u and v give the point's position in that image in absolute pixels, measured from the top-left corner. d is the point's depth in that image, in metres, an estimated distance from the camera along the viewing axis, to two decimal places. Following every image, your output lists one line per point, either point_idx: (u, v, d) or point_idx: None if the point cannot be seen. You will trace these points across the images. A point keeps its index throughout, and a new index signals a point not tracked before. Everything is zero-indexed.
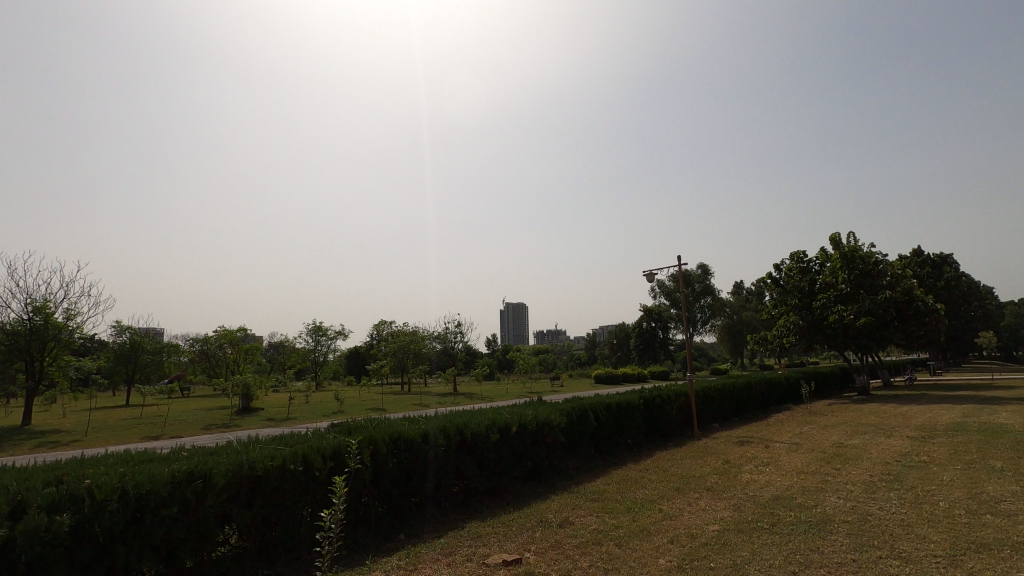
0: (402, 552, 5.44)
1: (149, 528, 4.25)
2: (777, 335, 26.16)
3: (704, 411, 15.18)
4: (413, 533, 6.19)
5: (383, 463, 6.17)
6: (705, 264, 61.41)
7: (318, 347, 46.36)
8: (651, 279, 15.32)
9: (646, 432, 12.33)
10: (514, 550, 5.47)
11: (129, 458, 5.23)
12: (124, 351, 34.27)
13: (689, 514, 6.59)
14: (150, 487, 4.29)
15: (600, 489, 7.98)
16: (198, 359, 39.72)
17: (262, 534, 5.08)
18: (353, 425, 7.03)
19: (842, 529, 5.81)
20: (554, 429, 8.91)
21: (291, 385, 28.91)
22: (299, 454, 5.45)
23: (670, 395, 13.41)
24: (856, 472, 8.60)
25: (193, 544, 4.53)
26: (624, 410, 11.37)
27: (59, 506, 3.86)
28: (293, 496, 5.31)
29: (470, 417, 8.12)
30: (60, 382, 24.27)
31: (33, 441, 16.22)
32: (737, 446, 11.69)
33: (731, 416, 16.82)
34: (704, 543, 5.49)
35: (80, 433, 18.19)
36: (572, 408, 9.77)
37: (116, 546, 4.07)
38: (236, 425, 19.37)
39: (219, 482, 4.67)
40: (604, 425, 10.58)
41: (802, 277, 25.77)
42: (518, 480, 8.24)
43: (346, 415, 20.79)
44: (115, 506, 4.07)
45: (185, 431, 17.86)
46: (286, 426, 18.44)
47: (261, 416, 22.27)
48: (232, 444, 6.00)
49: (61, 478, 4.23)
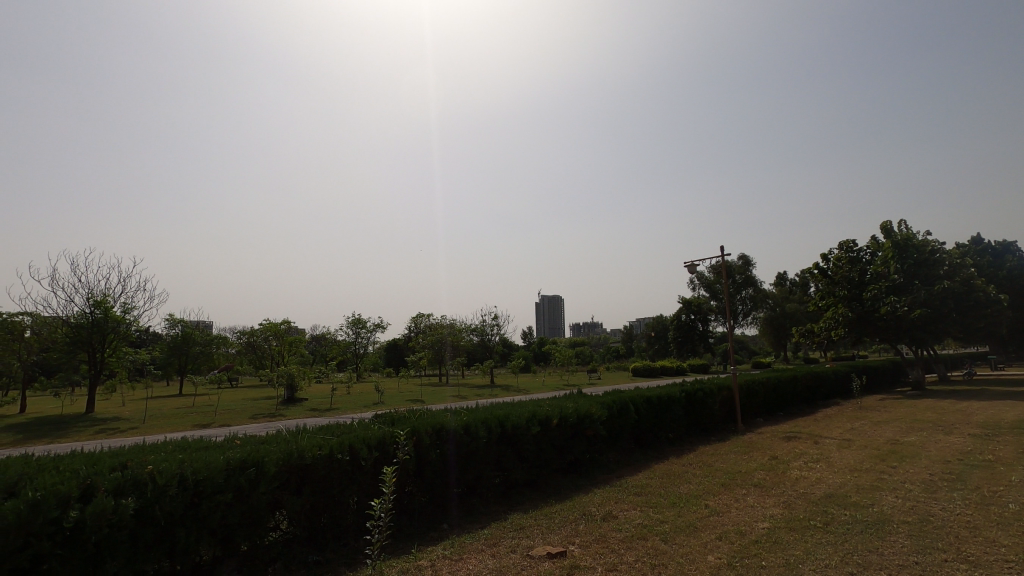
0: (447, 542, 5.49)
1: (207, 512, 4.41)
2: (825, 328, 25.19)
3: (747, 405, 14.79)
4: (455, 523, 6.24)
5: (427, 454, 6.24)
6: (745, 253, 58.76)
7: (358, 339, 47.31)
8: (691, 272, 15.01)
9: (688, 426, 12.09)
10: (558, 542, 5.45)
11: (187, 446, 5.45)
12: (177, 343, 35.88)
13: (737, 510, 6.42)
14: (206, 473, 4.45)
15: (643, 483, 7.88)
16: (246, 351, 41.19)
17: (312, 521, 5.22)
18: (397, 416, 7.12)
19: (902, 530, 5.55)
20: (594, 422, 8.81)
21: (333, 376, 29.60)
22: (346, 444, 5.54)
23: (713, 388, 13.11)
24: (914, 470, 8.24)
25: (246, 529, 4.67)
26: (665, 403, 11.18)
27: (123, 491, 4.03)
28: (339, 485, 5.40)
29: (512, 409, 8.16)
30: (118, 372, 25.47)
31: (96, 428, 17.21)
32: (784, 441, 11.35)
33: (776, 410, 16.34)
34: (753, 541, 5.36)
35: (137, 420, 19.08)
36: (613, 402, 9.64)
37: (175, 529, 4.23)
38: (281, 415, 19.98)
39: (270, 469, 4.81)
40: (645, 418, 10.42)
41: (851, 267, 24.61)
42: (558, 473, 8.23)
43: (385, 406, 21.14)
44: (175, 491, 4.23)
45: (234, 420, 18.56)
46: (329, 416, 18.94)
47: (305, 406, 22.93)
48: (282, 433, 6.17)
49: (125, 463, 4.43)
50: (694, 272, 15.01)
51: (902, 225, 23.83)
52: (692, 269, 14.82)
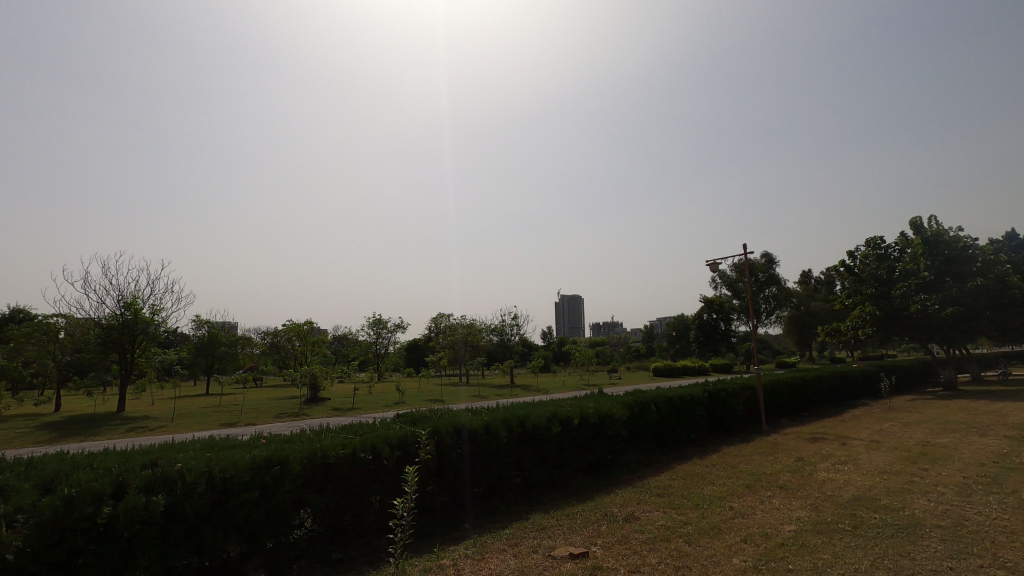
0: (469, 542, 5.51)
1: (233, 510, 4.48)
2: (852, 327, 24.65)
3: (771, 405, 14.55)
4: (476, 523, 6.25)
5: (448, 453, 6.27)
6: (768, 251, 57.75)
7: (379, 340, 47.73)
8: (713, 270, 14.82)
9: (711, 427, 11.94)
10: (580, 543, 5.42)
11: (214, 444, 5.55)
12: (203, 344, 36.67)
13: (762, 512, 6.32)
14: (233, 471, 4.53)
15: (665, 484, 7.80)
16: (270, 351, 41.88)
17: (335, 519, 5.28)
18: (418, 416, 7.15)
19: (935, 535, 5.40)
20: (615, 422, 8.75)
21: (355, 376, 29.92)
22: (368, 443, 5.59)
23: (736, 388, 12.93)
24: (947, 472, 8.01)
25: (271, 527, 4.75)
26: (687, 404, 11.05)
27: (154, 487, 4.13)
28: (362, 484, 5.45)
29: (532, 408, 8.16)
30: (148, 372, 26.10)
31: (126, 426, 17.70)
32: (810, 442, 11.15)
33: (801, 410, 16.05)
34: (780, 543, 5.27)
35: (166, 419, 19.55)
36: (634, 402, 9.56)
37: (203, 526, 4.31)
38: (305, 414, 20.28)
39: (295, 468, 4.88)
40: (667, 418, 10.32)
41: (878, 265, 24.06)
42: (579, 473, 8.19)
43: (406, 406, 21.31)
44: (202, 489, 4.31)
45: (259, 419, 18.88)
46: (350, 416, 19.19)
47: (328, 406, 23.22)
48: (305, 432, 6.25)
49: (155, 461, 4.54)
50: (716, 270, 14.85)
51: (932, 221, 23.22)
52: (714, 268, 14.65)
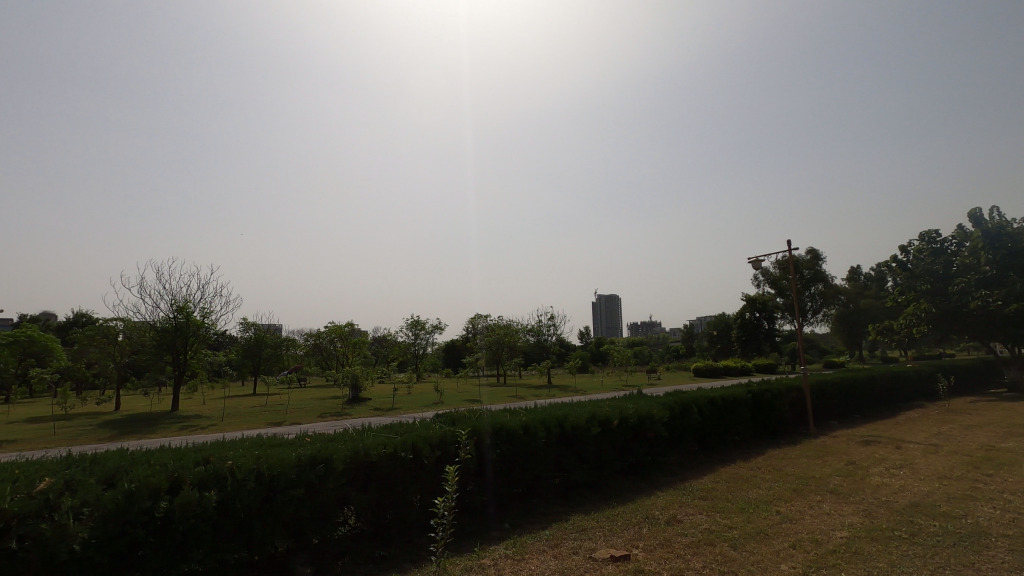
0: (508, 542, 5.52)
1: (280, 506, 4.61)
2: (905, 325, 23.53)
3: (819, 407, 14.05)
4: (517, 523, 6.24)
5: (487, 453, 6.30)
6: (813, 247, 55.84)
7: (417, 341, 48.38)
8: (755, 267, 14.42)
9: (755, 428, 11.61)
10: (621, 546, 5.35)
11: (262, 442, 5.74)
12: (250, 346, 37.97)
13: (811, 517, 6.10)
14: (280, 468, 4.67)
15: (708, 486, 7.63)
16: (313, 352, 43.00)
17: (377, 517, 5.37)
18: (457, 416, 7.22)
19: (1002, 545, 5.08)
20: (655, 423, 8.60)
21: (395, 376, 30.40)
22: (409, 442, 5.67)
23: (781, 389, 12.53)
24: (1013, 479, 7.54)
25: (316, 523, 4.87)
26: (730, 405, 10.77)
27: (206, 484, 4.30)
28: (402, 483, 5.54)
29: (570, 409, 8.13)
30: (199, 373, 27.18)
31: (180, 424, 18.50)
32: (861, 446, 10.71)
33: (851, 412, 15.43)
34: (831, 550, 5.07)
35: (217, 418, 20.29)
36: (674, 403, 9.40)
37: (253, 523, 4.46)
38: (346, 414, 20.72)
39: (339, 466, 4.98)
40: (709, 419, 10.09)
41: (934, 259, 22.92)
42: (619, 475, 8.09)
43: (444, 407, 21.52)
44: (251, 485, 4.46)
45: (303, 418, 19.40)
46: (390, 416, 19.51)
47: (368, 406, 23.64)
48: (348, 431, 6.39)
49: (207, 458, 4.73)
50: (759, 267, 14.47)
51: (993, 212, 21.99)
52: (756, 265, 14.25)
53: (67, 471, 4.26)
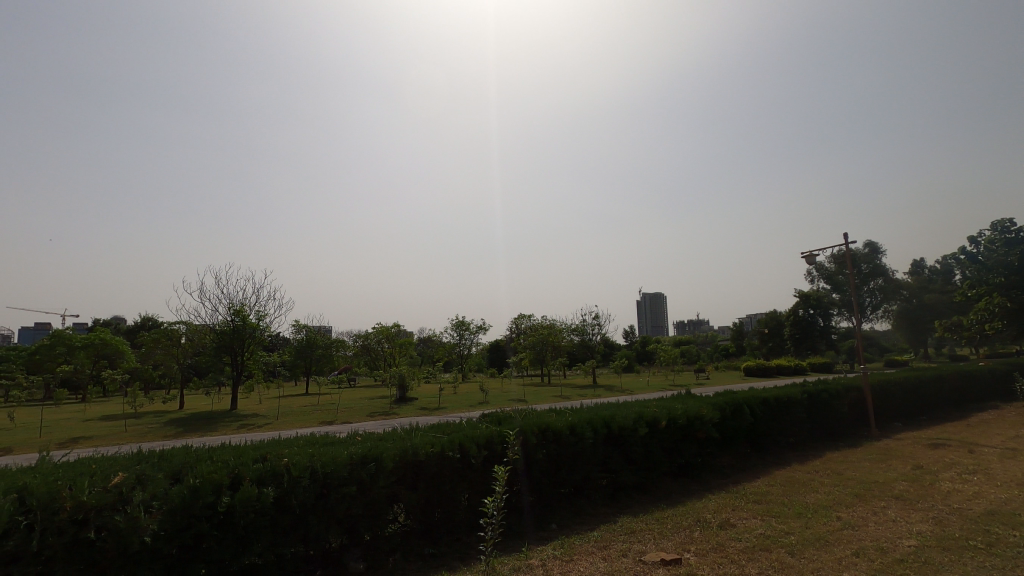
0: (556, 543, 5.49)
1: (334, 503, 4.74)
2: (976, 321, 22.07)
3: (881, 408, 13.36)
4: (565, 524, 6.21)
5: (534, 453, 6.29)
6: (871, 239, 53.14)
7: (462, 341, 48.92)
8: (808, 262, 13.89)
9: (812, 429, 11.15)
10: (672, 549, 5.24)
11: (316, 441, 5.93)
12: (303, 347, 39.33)
13: (875, 524, 5.81)
14: (333, 466, 4.78)
15: (762, 490, 7.37)
16: (361, 353, 44.09)
17: (426, 515, 5.44)
18: (503, 416, 7.24)
19: None
20: (705, 424, 8.38)
21: (441, 376, 30.80)
22: (456, 441, 5.73)
23: (839, 389, 11.99)
24: None
25: (367, 520, 4.99)
26: (784, 406, 10.38)
27: (264, 480, 4.47)
28: (451, 481, 5.59)
29: (617, 409, 8.03)
30: (255, 373, 28.31)
31: (239, 422, 19.39)
32: (930, 449, 10.11)
33: (917, 413, 14.60)
34: (899, 560, 4.81)
35: (273, 417, 21.06)
36: (725, 403, 9.13)
37: (309, 518, 4.61)
38: (395, 413, 21.15)
39: (388, 465, 5.08)
40: (762, 420, 9.75)
41: (1008, 250, 21.37)
42: (668, 477, 7.93)
43: (490, 407, 21.64)
44: (306, 482, 4.61)
45: (354, 417, 19.91)
46: (437, 415, 19.82)
47: (415, 406, 24.03)
48: (397, 431, 6.51)
49: (265, 455, 4.91)
50: (813, 263, 13.93)
51: None
52: (810, 260, 13.70)
53: (138, 466, 4.51)
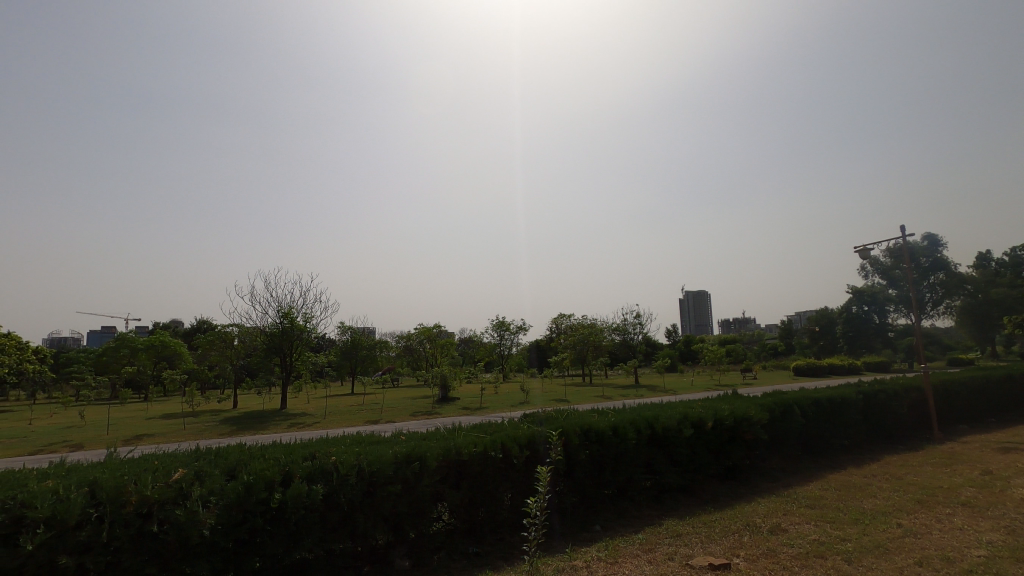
0: (600, 544, 5.44)
1: (380, 501, 4.84)
2: None
3: (945, 409, 12.64)
4: (609, 525, 6.14)
5: (576, 454, 6.25)
6: (931, 232, 50.64)
7: (503, 341, 49.06)
8: (863, 256, 13.31)
9: (868, 431, 10.65)
10: (720, 554, 5.10)
11: (361, 440, 6.06)
12: (348, 348, 40.34)
13: (940, 533, 5.49)
14: (379, 465, 4.87)
15: (815, 494, 7.10)
16: (404, 354, 44.84)
17: (469, 514, 5.49)
18: (545, 416, 7.20)
19: None
20: (754, 425, 8.13)
21: (483, 376, 30.99)
22: (498, 442, 5.75)
23: (897, 390, 11.43)
24: None
25: (412, 518, 5.07)
26: (838, 407, 9.95)
27: (314, 478, 4.59)
28: (493, 481, 5.62)
29: (661, 409, 7.89)
30: (303, 373, 29.18)
31: (289, 421, 20.03)
32: (1000, 453, 9.50)
33: (984, 415, 13.76)
34: (966, 571, 4.54)
35: (320, 416, 21.70)
36: (774, 404, 8.84)
37: (356, 515, 4.72)
38: (438, 412, 21.41)
39: (432, 464, 5.15)
40: (814, 422, 9.39)
41: None
42: (714, 479, 7.73)
43: (531, 407, 21.63)
44: (354, 480, 4.71)
45: (398, 417, 20.27)
46: (479, 415, 20.00)
47: (458, 405, 24.31)
48: (440, 430, 6.57)
49: (314, 453, 5.05)
50: (867, 257, 13.34)
51: None
52: (865, 254, 13.11)
53: (196, 463, 4.72)
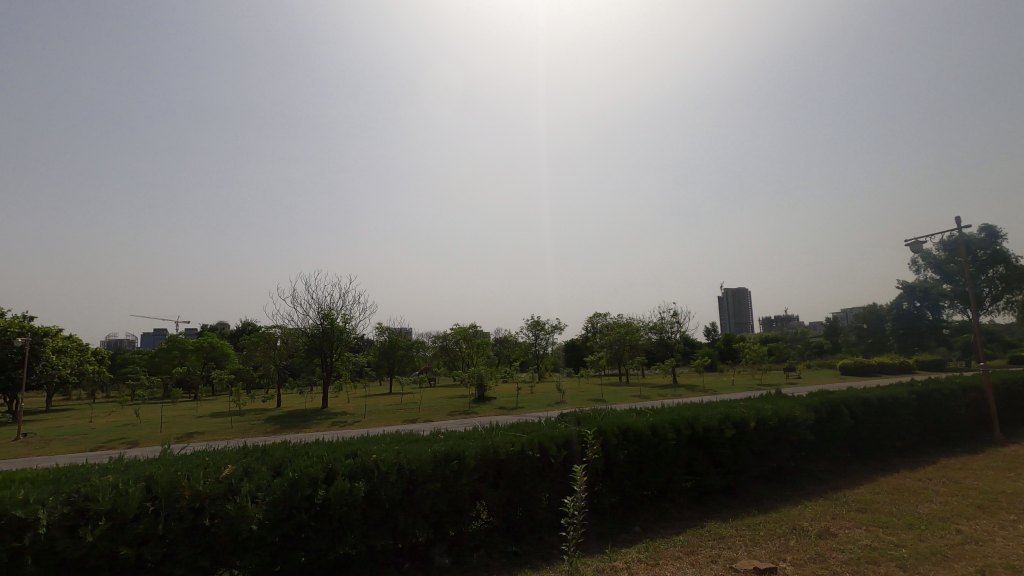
0: (640, 545, 5.38)
1: (420, 499, 4.90)
2: None
3: (1008, 410, 11.96)
4: (648, 526, 6.07)
5: (614, 454, 6.19)
6: (989, 224, 48.01)
7: (538, 341, 48.98)
8: (915, 249, 12.75)
9: (922, 433, 10.18)
10: (765, 558, 4.97)
11: (401, 438, 6.16)
12: (386, 349, 41.09)
13: (1004, 540, 5.19)
14: (418, 463, 4.94)
15: (866, 497, 6.83)
16: (441, 354, 45.30)
17: (508, 513, 5.50)
18: (582, 416, 7.16)
19: None
20: (799, 426, 7.88)
21: (518, 376, 31.00)
22: (536, 441, 5.75)
23: (955, 390, 10.87)
24: None
25: (452, 516, 5.12)
26: (889, 407, 9.55)
27: (356, 475, 4.69)
28: (531, 480, 5.62)
29: (701, 409, 7.74)
30: (344, 374, 29.85)
31: (330, 421, 20.52)
32: None
33: None
34: None
35: (360, 415, 22.18)
36: (820, 403, 8.54)
37: (396, 512, 4.79)
38: (475, 412, 21.54)
39: (471, 463, 5.19)
40: (863, 423, 9.03)
41: None
42: (758, 481, 7.54)
43: (568, 407, 21.55)
44: (394, 478, 4.78)
45: (436, 416, 20.51)
46: (515, 415, 20.08)
47: (494, 405, 24.45)
48: (477, 430, 6.61)
49: (356, 451, 5.16)
50: (918, 250, 12.75)
51: None
52: (918, 248, 12.55)
53: (244, 460, 4.88)
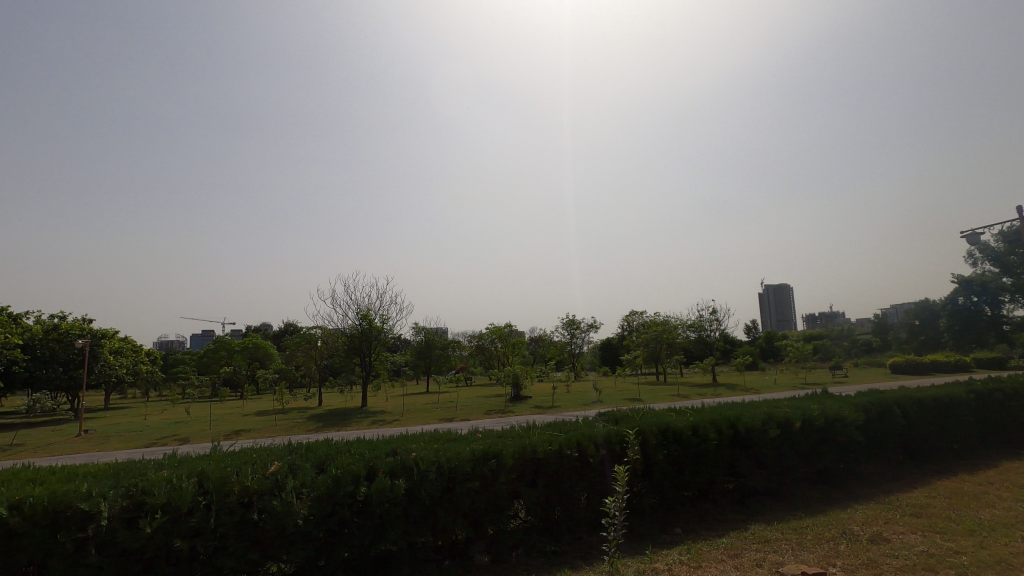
0: (682, 547, 5.29)
1: (459, 497, 4.94)
2: None
3: None
4: (689, 528, 5.96)
5: (654, 454, 6.10)
6: None
7: (574, 340, 48.68)
8: (973, 241, 12.08)
9: (982, 435, 9.65)
10: (814, 562, 4.81)
11: (440, 437, 6.22)
12: (423, 348, 41.62)
13: None
14: (456, 462, 4.98)
15: (922, 502, 6.52)
16: (476, 353, 45.59)
17: (546, 513, 5.48)
18: (620, 416, 7.08)
19: None
20: (847, 427, 7.60)
21: (554, 375, 30.91)
22: (574, 441, 5.72)
23: (1018, 389, 10.26)
24: None
25: (491, 515, 5.14)
26: (946, 408, 9.09)
27: (396, 473, 4.77)
28: (569, 480, 5.59)
29: (743, 409, 7.55)
30: (382, 373, 30.37)
31: (369, 419, 20.90)
32: None
33: None
34: None
35: (398, 414, 22.52)
36: (871, 403, 8.20)
37: (436, 510, 4.84)
38: (511, 411, 21.58)
39: (508, 462, 5.20)
40: (917, 424, 8.63)
41: None
42: (805, 482, 7.31)
43: (604, 406, 21.33)
44: (433, 476, 4.84)
45: (472, 416, 20.60)
46: (551, 414, 20.03)
47: (530, 404, 24.41)
48: (514, 428, 6.62)
49: (396, 449, 5.25)
50: (977, 242, 12.07)
51: None
52: (976, 239, 11.89)
53: (289, 457, 5.02)
